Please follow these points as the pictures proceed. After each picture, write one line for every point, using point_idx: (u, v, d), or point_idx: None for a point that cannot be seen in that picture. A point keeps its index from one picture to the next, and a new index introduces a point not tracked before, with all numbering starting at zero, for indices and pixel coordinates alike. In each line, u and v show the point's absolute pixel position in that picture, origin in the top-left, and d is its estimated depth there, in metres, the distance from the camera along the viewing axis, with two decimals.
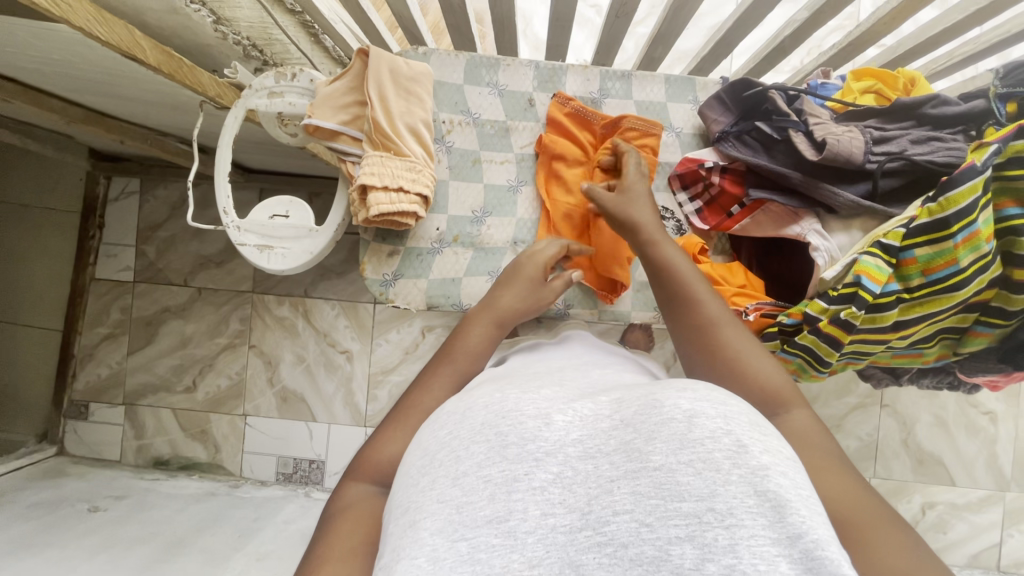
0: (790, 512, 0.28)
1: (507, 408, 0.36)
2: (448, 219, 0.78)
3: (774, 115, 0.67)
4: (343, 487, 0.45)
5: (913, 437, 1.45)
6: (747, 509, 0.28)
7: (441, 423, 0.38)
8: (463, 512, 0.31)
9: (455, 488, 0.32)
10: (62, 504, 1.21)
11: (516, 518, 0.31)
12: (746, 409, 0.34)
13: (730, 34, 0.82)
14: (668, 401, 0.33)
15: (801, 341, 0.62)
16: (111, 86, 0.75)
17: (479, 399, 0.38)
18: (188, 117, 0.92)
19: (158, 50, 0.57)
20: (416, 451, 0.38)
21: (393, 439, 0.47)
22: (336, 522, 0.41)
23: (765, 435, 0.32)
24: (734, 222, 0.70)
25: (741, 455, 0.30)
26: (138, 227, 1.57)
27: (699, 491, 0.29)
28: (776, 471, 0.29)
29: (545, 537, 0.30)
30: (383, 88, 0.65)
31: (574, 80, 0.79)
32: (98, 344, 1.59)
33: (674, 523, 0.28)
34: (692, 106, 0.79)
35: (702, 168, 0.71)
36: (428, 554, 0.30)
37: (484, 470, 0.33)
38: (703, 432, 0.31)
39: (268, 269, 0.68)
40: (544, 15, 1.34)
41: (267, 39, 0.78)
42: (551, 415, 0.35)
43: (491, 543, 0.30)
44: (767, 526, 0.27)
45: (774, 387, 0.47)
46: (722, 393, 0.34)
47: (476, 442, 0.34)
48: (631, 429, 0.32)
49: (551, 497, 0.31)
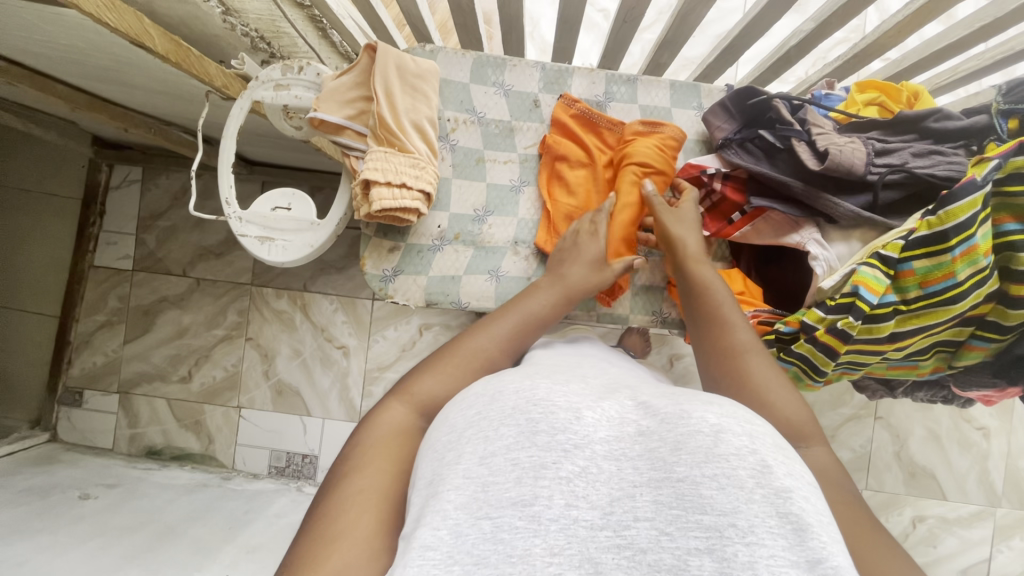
0: (811, 537, 0.29)
1: (538, 396, 0.37)
2: (450, 217, 0.78)
3: (778, 125, 0.67)
4: (379, 410, 0.49)
5: (906, 449, 1.45)
6: (768, 530, 0.29)
7: (470, 403, 0.40)
8: (488, 492, 0.33)
9: (482, 466, 0.34)
10: (53, 490, 1.21)
11: (541, 504, 0.32)
12: (772, 432, 0.36)
13: (736, 43, 0.82)
14: (697, 414, 0.35)
15: (797, 350, 0.62)
16: (118, 74, 0.75)
17: (510, 384, 0.40)
18: (193, 108, 0.93)
19: (168, 39, 0.58)
20: (442, 428, 0.41)
21: (435, 376, 0.51)
22: (369, 447, 0.45)
23: (788, 457, 0.34)
24: (734, 229, 0.70)
25: (765, 476, 0.31)
26: (139, 216, 1.57)
27: (722, 506, 0.30)
28: (798, 494, 0.31)
29: (567, 528, 0.31)
30: (389, 83, 0.65)
31: (579, 83, 0.79)
32: (95, 331, 1.58)
33: (694, 533, 0.30)
34: (696, 112, 0.80)
35: (705, 174, 0.71)
36: (450, 528, 0.32)
37: (513, 452, 0.34)
38: (729, 448, 0.32)
39: (267, 260, 0.67)
40: (551, 17, 1.34)
41: (276, 31, 0.79)
42: (581, 410, 0.36)
43: (513, 525, 0.31)
44: (787, 547, 0.29)
45: (797, 420, 0.48)
46: (747, 411, 0.37)
47: (507, 424, 0.36)
48: (657, 437, 0.34)
49: (575, 489, 0.32)
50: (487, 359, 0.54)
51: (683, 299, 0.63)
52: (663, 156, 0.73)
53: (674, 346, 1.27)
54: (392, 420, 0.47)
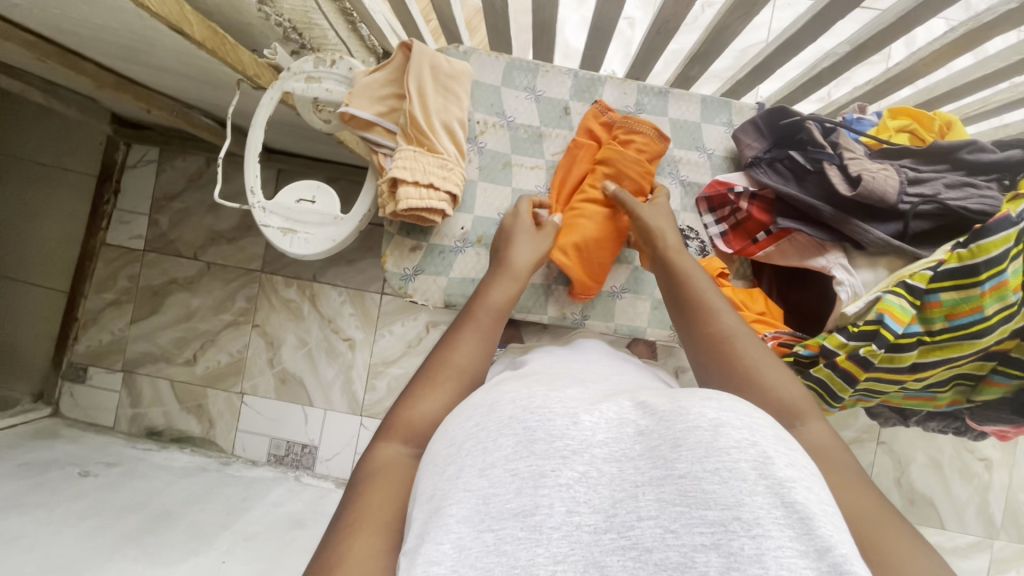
0: (817, 526, 0.32)
1: (535, 404, 0.40)
2: (474, 219, 0.77)
3: (809, 146, 0.67)
4: (377, 446, 0.51)
5: (906, 475, 1.45)
6: (774, 520, 0.32)
7: (468, 416, 0.44)
8: (490, 503, 0.36)
9: (483, 478, 0.37)
10: (53, 466, 1.21)
11: (542, 513, 0.35)
12: (772, 425, 0.39)
13: (766, 62, 0.82)
14: (695, 410, 0.38)
15: (815, 374, 0.61)
16: (148, 56, 0.75)
17: (507, 394, 0.44)
18: (218, 93, 0.92)
19: (205, 26, 0.57)
20: (443, 441, 0.44)
21: (429, 398, 0.53)
22: (370, 480, 0.47)
23: (789, 449, 0.37)
24: (758, 248, 0.70)
25: (767, 467, 0.34)
26: (153, 197, 1.57)
27: (726, 500, 0.33)
28: (800, 486, 0.34)
29: (569, 534, 0.34)
30: (422, 83, 0.65)
31: (611, 92, 0.79)
32: (102, 309, 1.59)
33: (699, 529, 0.32)
34: (725, 128, 0.79)
35: (732, 192, 0.70)
36: (454, 541, 0.35)
37: (512, 463, 0.37)
38: (729, 441, 0.35)
39: (290, 252, 0.67)
40: (578, 22, 1.33)
41: (308, 23, 0.78)
42: (579, 415, 0.40)
43: (516, 536, 0.34)
44: (794, 538, 0.31)
45: (795, 403, 0.51)
46: (745, 406, 0.39)
47: (504, 434, 0.39)
48: (656, 436, 0.37)
49: (575, 494, 0.35)
50: (469, 370, 0.57)
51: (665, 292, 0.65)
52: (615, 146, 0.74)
53: (680, 358, 1.26)
54: (390, 453, 0.50)
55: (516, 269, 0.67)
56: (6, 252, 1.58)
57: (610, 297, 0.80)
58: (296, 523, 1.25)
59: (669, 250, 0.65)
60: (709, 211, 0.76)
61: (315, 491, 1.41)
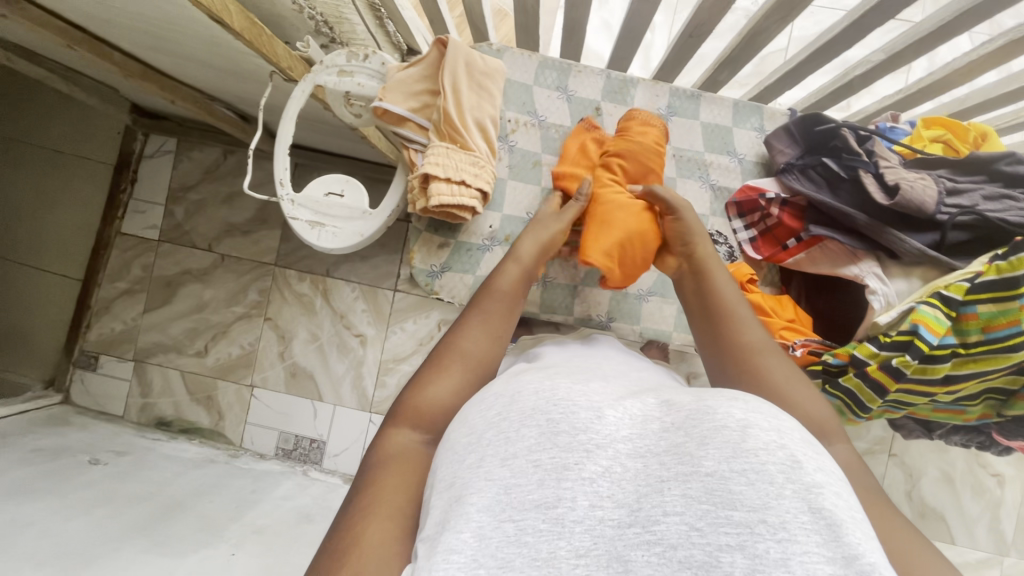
0: (844, 533, 0.33)
1: (559, 397, 0.41)
2: (502, 217, 0.77)
3: (844, 153, 0.66)
4: (388, 431, 0.52)
5: (918, 489, 1.44)
6: (801, 526, 0.33)
7: (488, 405, 0.45)
8: (512, 493, 0.37)
9: (505, 468, 0.39)
10: (63, 453, 1.21)
11: (565, 506, 0.36)
12: (799, 428, 0.40)
13: (797, 68, 0.81)
14: (723, 409, 0.38)
15: (844, 384, 0.61)
16: (179, 46, 0.75)
17: (528, 386, 0.44)
18: (244, 85, 0.92)
19: (244, 17, 0.57)
20: (462, 429, 0.45)
21: (438, 384, 0.53)
22: (384, 467, 0.48)
23: (817, 454, 0.38)
24: (789, 255, 0.70)
25: (795, 471, 0.35)
26: (170, 187, 1.57)
27: (752, 502, 0.33)
28: (829, 491, 0.35)
29: (592, 529, 0.35)
30: (457, 78, 0.65)
31: (642, 94, 0.79)
32: (116, 298, 1.59)
33: (725, 529, 0.33)
34: (755, 132, 0.79)
35: (764, 198, 0.71)
36: (474, 529, 0.36)
37: (535, 454, 0.38)
38: (757, 443, 0.36)
39: (317, 246, 0.66)
40: (598, 25, 1.32)
41: (339, 17, 0.78)
42: (603, 410, 0.41)
43: (538, 528, 0.36)
44: (821, 544, 0.32)
45: (820, 418, 0.51)
46: (772, 407, 0.40)
47: (527, 426, 0.40)
48: (682, 433, 0.38)
49: (599, 490, 0.36)
50: (478, 359, 0.56)
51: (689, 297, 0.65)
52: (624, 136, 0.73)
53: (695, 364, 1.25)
54: (403, 440, 0.50)
55: (522, 256, 0.67)
56: (21, 239, 1.58)
57: (636, 300, 0.81)
58: (304, 518, 1.25)
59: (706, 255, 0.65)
60: (738, 216, 0.76)
61: (323, 486, 1.41)
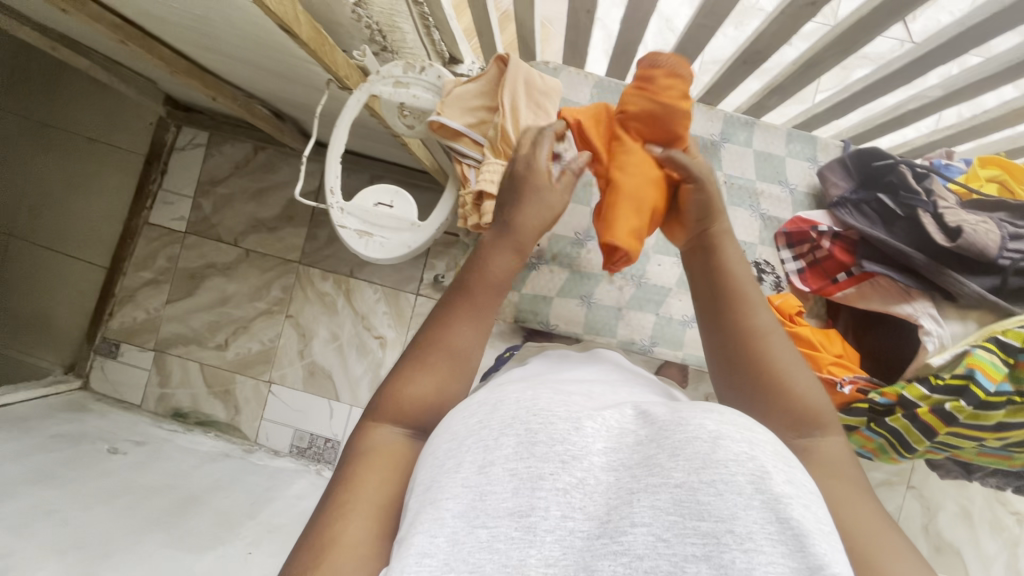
0: (810, 543, 0.32)
1: (539, 406, 0.40)
2: (551, 237, 0.82)
3: (901, 190, 0.67)
4: (368, 426, 0.51)
5: (934, 523, 1.42)
6: (766, 536, 0.32)
7: (471, 411, 0.43)
8: (486, 500, 0.36)
9: (482, 475, 0.37)
10: (83, 440, 1.22)
11: (538, 515, 0.35)
12: (773, 441, 0.38)
13: (850, 100, 0.81)
14: (695, 421, 0.37)
15: (891, 424, 0.61)
16: (233, 48, 0.76)
17: (510, 395, 0.43)
18: (288, 87, 0.93)
19: (312, 27, 0.57)
20: (444, 435, 0.43)
21: (420, 380, 0.53)
22: (360, 463, 0.48)
23: (787, 466, 0.36)
24: (837, 289, 0.71)
25: (763, 483, 0.34)
26: (199, 180, 1.58)
27: (719, 512, 0.33)
28: (795, 502, 0.33)
29: (563, 538, 0.34)
30: (517, 98, 0.66)
31: (697, 118, 0.79)
32: (139, 287, 1.60)
33: (691, 540, 0.32)
34: (809, 164, 0.80)
35: (815, 230, 0.71)
36: (448, 535, 0.35)
37: (512, 463, 0.37)
38: (727, 454, 0.35)
39: (366, 255, 0.67)
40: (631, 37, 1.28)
41: (392, 26, 0.77)
42: (582, 421, 0.39)
43: (510, 535, 0.35)
44: (786, 554, 0.31)
45: (818, 408, 0.52)
46: (748, 420, 0.39)
47: (507, 434, 0.39)
48: (655, 445, 0.37)
49: (572, 501, 0.36)
50: (465, 355, 0.55)
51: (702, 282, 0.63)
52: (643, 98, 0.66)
53: None
54: (382, 436, 0.50)
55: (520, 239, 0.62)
56: (50, 224, 1.60)
57: (679, 326, 0.83)
58: None
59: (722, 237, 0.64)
60: (786, 246, 0.77)
61: None
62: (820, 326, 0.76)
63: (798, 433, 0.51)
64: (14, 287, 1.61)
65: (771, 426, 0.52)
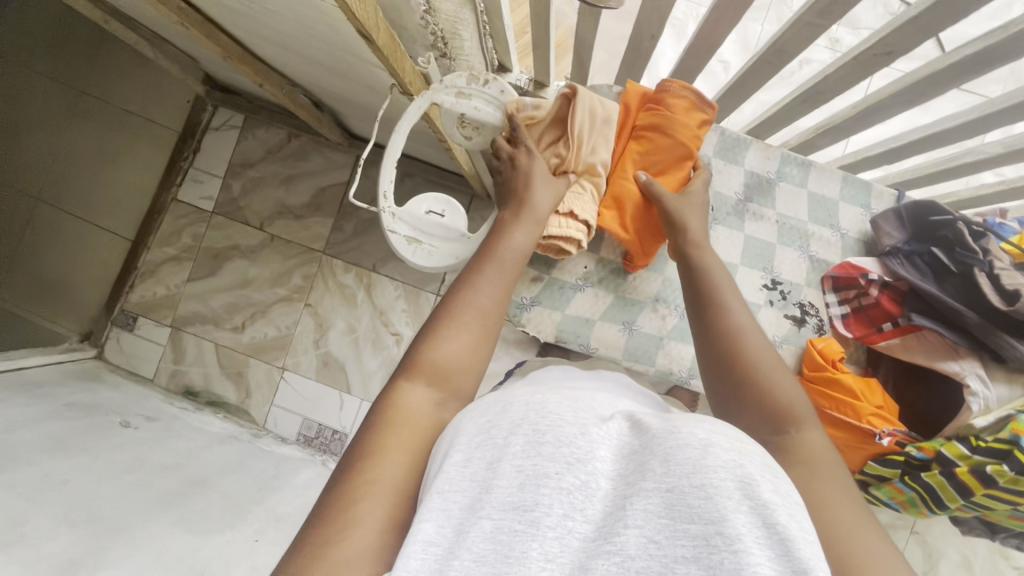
0: (794, 547, 0.33)
1: (547, 409, 0.42)
2: (597, 259, 0.86)
3: (958, 248, 0.73)
4: (397, 384, 0.54)
5: (934, 571, 1.41)
6: (755, 539, 0.33)
7: (481, 411, 0.45)
8: (491, 493, 0.38)
9: (488, 471, 0.39)
10: (97, 411, 1.22)
11: (540, 510, 0.36)
12: (761, 452, 0.40)
13: (908, 146, 0.81)
14: (687, 429, 0.39)
15: (927, 479, 0.72)
16: (293, 42, 0.75)
17: (520, 396, 0.45)
18: (338, 82, 0.93)
19: (388, 33, 0.57)
20: (454, 433, 0.45)
21: (452, 340, 0.56)
22: (383, 425, 0.50)
23: (775, 476, 0.38)
24: (882, 337, 0.77)
25: (749, 490, 0.35)
26: (230, 161, 1.59)
27: (709, 515, 0.34)
28: (780, 508, 0.35)
29: (562, 537, 0.36)
30: (582, 126, 0.74)
31: (754, 155, 0.85)
32: (162, 263, 1.60)
33: (682, 542, 0.34)
34: (862, 210, 0.85)
35: (866, 278, 0.78)
36: (455, 526, 0.37)
37: (519, 460, 0.39)
38: (717, 460, 0.37)
39: (413, 263, 0.70)
40: (671, 57, 1.28)
41: (455, 33, 0.76)
42: (587, 426, 0.41)
43: (513, 528, 0.36)
44: (773, 558, 0.33)
45: (789, 406, 0.58)
46: (737, 431, 0.41)
47: (515, 433, 0.40)
48: (650, 451, 0.39)
49: (573, 502, 0.37)
50: (493, 312, 0.60)
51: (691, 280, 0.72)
52: (657, 115, 0.78)
53: None
54: (411, 395, 0.52)
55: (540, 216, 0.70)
56: (80, 191, 1.61)
57: None
58: None
59: (695, 250, 0.73)
60: (833, 290, 0.82)
61: None
62: (860, 373, 0.82)
63: (776, 432, 0.57)
64: (36, 250, 1.61)
65: (751, 422, 0.59)
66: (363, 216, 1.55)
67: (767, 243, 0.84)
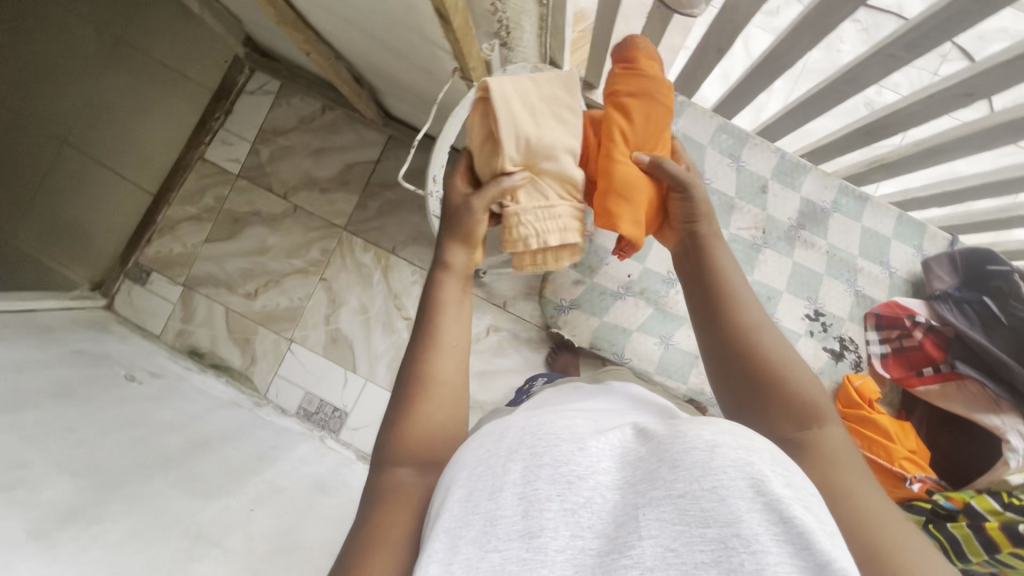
0: (816, 543, 0.31)
1: (544, 430, 0.40)
2: (643, 270, 0.98)
3: (1010, 299, 0.87)
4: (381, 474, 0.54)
5: None
6: (772, 537, 0.31)
7: (480, 442, 0.43)
8: (496, 525, 0.36)
9: (491, 501, 0.37)
10: (103, 361, 1.21)
11: (546, 536, 0.34)
12: (770, 447, 0.37)
13: (967, 192, 0.79)
14: (692, 431, 0.36)
15: (954, 529, 0.80)
16: (356, 15, 0.74)
17: (515, 422, 0.43)
18: (389, 61, 0.91)
19: (463, 14, 0.56)
20: (460, 461, 0.43)
21: (423, 414, 0.57)
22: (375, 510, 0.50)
23: (787, 470, 0.35)
24: (923, 379, 0.94)
25: (760, 487, 0.32)
26: (261, 126, 1.57)
27: (724, 517, 0.31)
28: (797, 506, 0.32)
29: (574, 558, 0.34)
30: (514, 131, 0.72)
31: (812, 183, 0.98)
32: (182, 220, 1.59)
33: (699, 547, 0.31)
34: (914, 249, 0.98)
35: (914, 320, 0.93)
36: (464, 562, 0.36)
37: (521, 488, 0.37)
38: (725, 461, 0.34)
39: None
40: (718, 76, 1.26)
41: (518, 23, 0.74)
42: (585, 441, 0.38)
43: (521, 558, 0.34)
44: (792, 555, 0.30)
45: (811, 400, 0.57)
46: (743, 427, 0.38)
47: (513, 459, 0.39)
48: (655, 459, 0.36)
49: (579, 520, 0.35)
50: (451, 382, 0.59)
51: (701, 284, 0.71)
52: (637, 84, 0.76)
53: None
54: (391, 480, 0.53)
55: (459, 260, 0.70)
56: (107, 141, 1.60)
57: None
58: (317, 486, 1.24)
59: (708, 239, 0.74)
60: (876, 329, 0.98)
61: (336, 457, 1.40)
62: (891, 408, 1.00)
63: (798, 426, 0.55)
64: (56, 194, 1.60)
65: (773, 424, 0.57)
66: (389, 196, 1.54)
67: (816, 272, 0.99)
